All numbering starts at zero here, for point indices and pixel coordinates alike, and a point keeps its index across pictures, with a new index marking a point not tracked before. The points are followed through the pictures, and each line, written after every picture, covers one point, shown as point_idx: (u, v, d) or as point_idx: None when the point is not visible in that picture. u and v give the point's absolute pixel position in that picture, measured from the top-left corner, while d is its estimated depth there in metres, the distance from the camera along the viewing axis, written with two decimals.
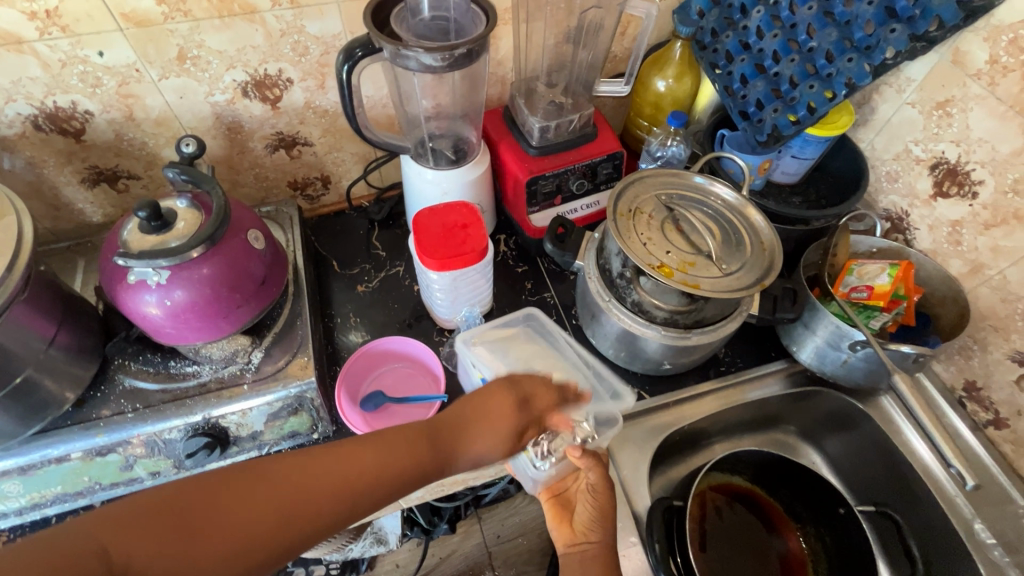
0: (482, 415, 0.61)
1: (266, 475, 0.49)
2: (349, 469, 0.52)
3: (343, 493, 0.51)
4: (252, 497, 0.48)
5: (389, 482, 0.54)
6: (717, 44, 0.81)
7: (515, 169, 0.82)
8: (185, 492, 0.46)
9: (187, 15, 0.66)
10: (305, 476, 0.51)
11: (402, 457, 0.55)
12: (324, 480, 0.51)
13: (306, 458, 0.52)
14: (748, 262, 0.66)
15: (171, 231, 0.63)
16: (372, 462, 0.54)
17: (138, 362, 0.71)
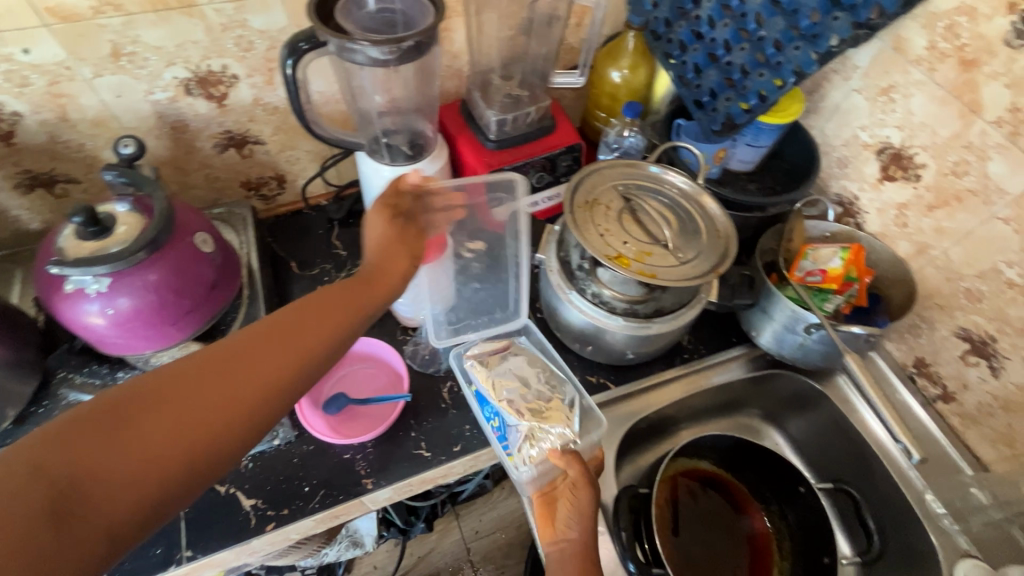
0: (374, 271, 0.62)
1: (214, 373, 0.47)
2: (296, 334, 0.53)
3: (293, 356, 0.51)
4: (204, 391, 0.46)
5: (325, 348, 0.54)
6: (671, 34, 0.81)
7: (474, 164, 0.81)
8: (138, 390, 0.44)
9: (119, 10, 0.63)
10: (249, 347, 0.50)
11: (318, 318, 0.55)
12: (266, 373, 0.49)
13: (251, 340, 0.50)
14: (704, 249, 0.67)
15: (110, 236, 0.60)
16: (311, 335, 0.53)
17: (83, 374, 0.68)
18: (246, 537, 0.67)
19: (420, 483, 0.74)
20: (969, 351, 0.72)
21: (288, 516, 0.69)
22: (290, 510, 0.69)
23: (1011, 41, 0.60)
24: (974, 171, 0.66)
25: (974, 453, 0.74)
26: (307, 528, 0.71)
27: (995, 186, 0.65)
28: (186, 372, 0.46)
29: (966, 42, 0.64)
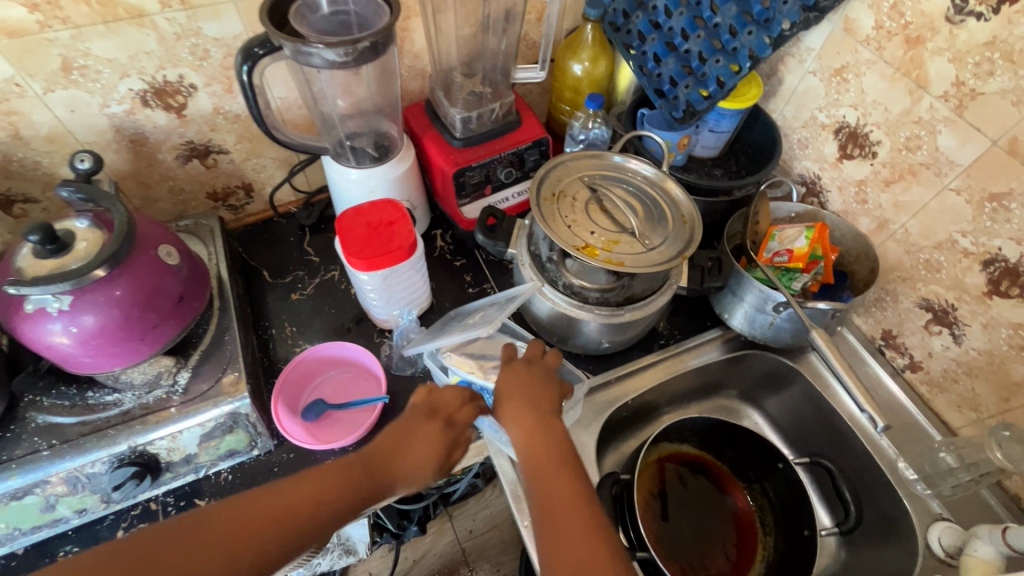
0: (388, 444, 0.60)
1: (212, 541, 0.49)
2: (294, 508, 0.53)
3: (288, 529, 0.52)
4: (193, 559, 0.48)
5: (319, 519, 0.53)
6: (629, 25, 0.82)
7: (441, 162, 0.81)
8: (141, 548, 0.48)
9: (67, 22, 0.62)
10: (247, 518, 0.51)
11: (324, 490, 0.55)
12: (257, 544, 0.50)
13: (247, 511, 0.52)
14: (671, 234, 0.68)
15: (70, 253, 0.60)
16: (313, 507, 0.53)
17: (51, 397, 0.67)
18: None
19: None
20: (932, 320, 0.74)
21: None
22: None
23: (952, 17, 0.62)
24: (926, 145, 0.68)
25: (943, 419, 0.76)
26: None
27: (945, 159, 0.67)
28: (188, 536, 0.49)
29: (910, 20, 0.66)
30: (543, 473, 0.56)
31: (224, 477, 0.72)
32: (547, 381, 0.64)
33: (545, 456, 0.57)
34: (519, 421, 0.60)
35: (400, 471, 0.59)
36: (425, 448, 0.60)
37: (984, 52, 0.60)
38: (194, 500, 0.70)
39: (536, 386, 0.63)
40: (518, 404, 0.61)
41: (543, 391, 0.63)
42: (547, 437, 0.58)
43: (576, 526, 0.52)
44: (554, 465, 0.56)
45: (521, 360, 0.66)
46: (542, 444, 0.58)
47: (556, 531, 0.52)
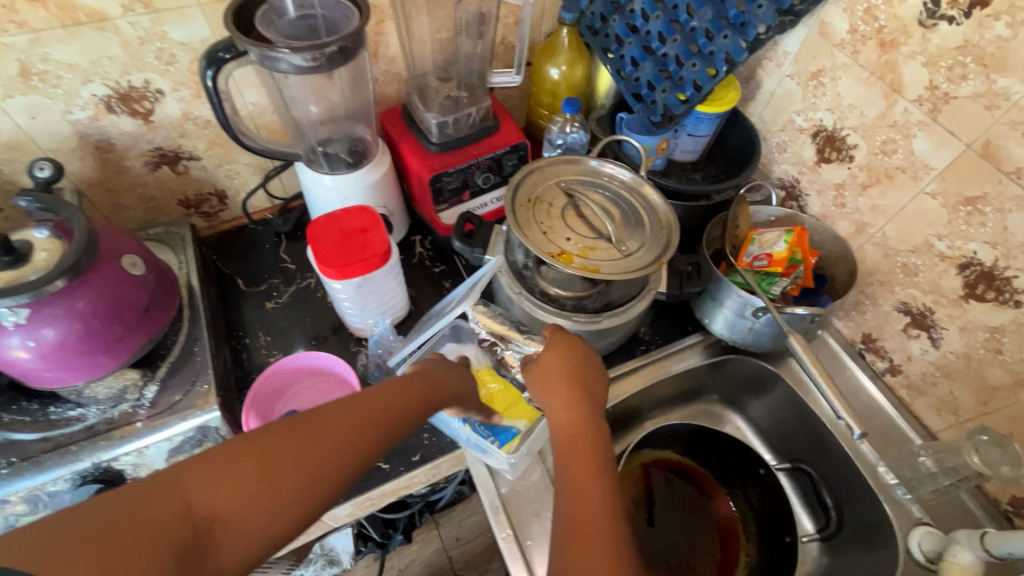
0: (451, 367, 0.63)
1: (322, 435, 0.48)
2: (392, 406, 0.53)
3: (389, 427, 0.52)
4: (312, 453, 0.47)
5: (411, 417, 0.54)
6: (607, 28, 0.82)
7: (418, 168, 0.80)
8: (259, 443, 0.46)
9: (24, 26, 0.60)
10: (356, 413, 0.50)
11: (412, 391, 0.56)
12: (371, 437, 0.50)
13: (352, 406, 0.51)
14: (649, 239, 0.68)
15: (27, 264, 0.58)
16: (408, 408, 0.54)
17: (11, 412, 0.65)
18: None
19: (379, 496, 0.73)
20: (910, 324, 0.74)
21: None
22: None
23: (924, 20, 0.62)
24: (901, 149, 0.68)
25: (922, 423, 0.76)
26: None
27: (921, 162, 0.67)
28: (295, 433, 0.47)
29: (884, 24, 0.66)
30: (573, 452, 0.54)
31: None
32: (592, 360, 0.63)
33: (581, 435, 0.55)
34: (561, 391, 0.59)
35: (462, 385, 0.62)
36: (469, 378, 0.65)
37: (957, 56, 0.60)
38: None
39: (578, 367, 0.61)
40: (559, 380, 0.60)
41: (587, 370, 0.61)
42: (584, 416, 0.57)
43: (596, 514, 0.49)
44: (587, 444, 0.54)
45: (565, 332, 0.65)
46: (579, 424, 0.56)
47: (574, 518, 0.49)
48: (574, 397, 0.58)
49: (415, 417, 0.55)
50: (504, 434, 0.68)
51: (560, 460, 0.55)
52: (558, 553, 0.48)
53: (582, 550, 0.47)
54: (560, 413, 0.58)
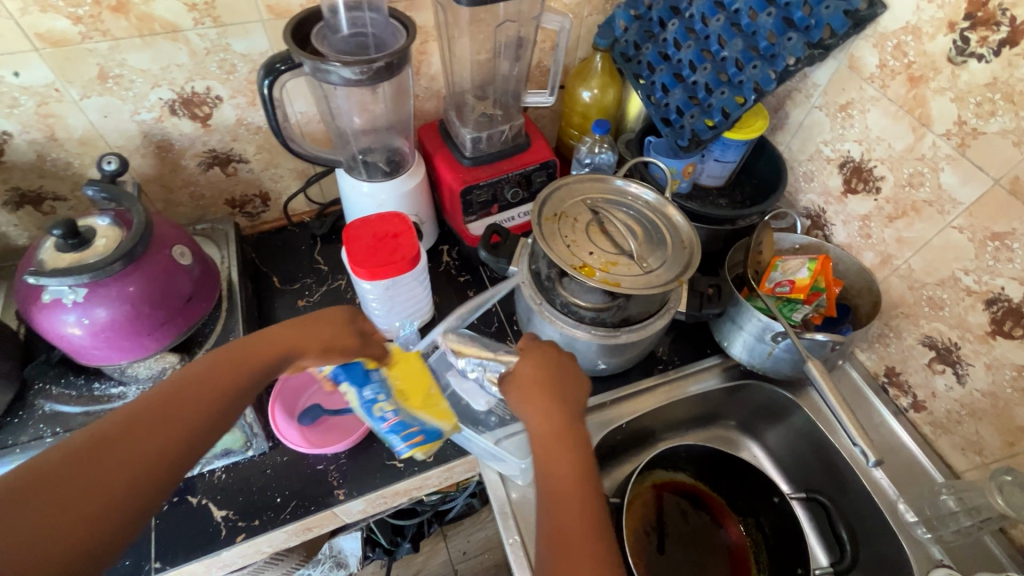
0: (276, 331, 0.61)
1: (110, 449, 0.47)
2: (192, 402, 0.53)
3: (190, 421, 0.52)
4: (123, 454, 0.48)
5: (230, 394, 0.55)
6: (639, 56, 0.86)
7: (450, 179, 0.83)
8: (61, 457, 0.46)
9: (106, 35, 0.66)
10: (147, 420, 0.50)
11: (214, 376, 0.55)
12: (183, 424, 0.51)
13: (162, 400, 0.52)
14: (669, 257, 0.69)
15: (89, 248, 0.63)
16: (213, 397, 0.54)
17: (59, 385, 0.69)
18: (215, 549, 0.67)
19: (391, 494, 0.74)
20: (935, 359, 0.73)
21: (257, 527, 0.69)
22: (261, 520, 0.70)
23: (953, 57, 0.63)
24: (929, 182, 0.68)
25: (946, 462, 0.74)
26: (274, 538, 0.70)
27: (948, 196, 0.67)
28: (77, 456, 0.46)
29: (913, 60, 0.67)
30: (551, 458, 0.56)
31: (217, 476, 0.73)
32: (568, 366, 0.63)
33: (559, 444, 0.56)
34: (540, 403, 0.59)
35: (290, 347, 0.60)
36: (321, 334, 0.62)
37: (985, 93, 0.61)
38: (186, 496, 0.71)
39: (561, 377, 0.62)
40: (534, 389, 0.61)
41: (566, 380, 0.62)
42: (561, 424, 0.58)
43: (578, 521, 0.50)
44: (565, 452, 0.56)
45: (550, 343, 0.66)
46: (555, 429, 0.57)
47: (560, 526, 0.51)
48: (552, 404, 0.59)
49: (226, 403, 0.55)
50: (421, 429, 0.68)
51: (541, 467, 0.56)
52: (543, 558, 0.50)
53: (566, 554, 0.49)
54: (537, 420, 0.59)
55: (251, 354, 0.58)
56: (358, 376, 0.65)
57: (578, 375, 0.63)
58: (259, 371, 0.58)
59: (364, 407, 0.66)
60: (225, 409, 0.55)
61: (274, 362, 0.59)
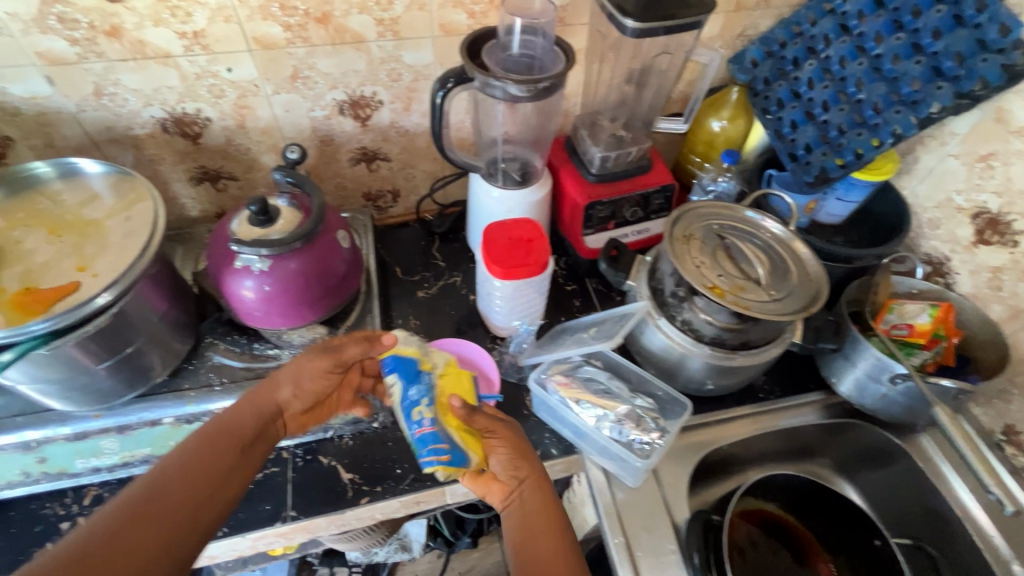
0: (254, 396, 0.65)
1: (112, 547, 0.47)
2: (190, 479, 0.55)
3: (187, 504, 0.53)
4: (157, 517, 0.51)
5: (241, 446, 0.60)
6: (769, 91, 0.88)
7: (575, 194, 0.88)
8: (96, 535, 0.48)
9: (306, 41, 0.76)
10: (142, 513, 0.51)
11: (205, 454, 0.58)
12: (208, 482, 0.56)
13: (180, 469, 0.55)
14: (797, 289, 0.71)
15: (273, 226, 0.71)
16: (210, 473, 0.57)
17: (226, 341, 0.78)
18: (342, 507, 0.74)
19: None
20: None
21: (380, 493, 0.75)
22: (382, 488, 0.76)
23: None
24: None
25: None
26: (392, 507, 0.76)
27: None
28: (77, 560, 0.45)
29: None
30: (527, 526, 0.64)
31: (345, 441, 0.80)
32: (484, 412, 0.69)
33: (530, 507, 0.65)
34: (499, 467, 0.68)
35: (269, 411, 0.65)
36: (305, 369, 0.67)
37: None
38: (317, 456, 0.78)
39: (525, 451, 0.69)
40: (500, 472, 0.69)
41: (499, 442, 0.68)
42: (528, 496, 0.66)
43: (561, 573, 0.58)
44: (542, 522, 0.64)
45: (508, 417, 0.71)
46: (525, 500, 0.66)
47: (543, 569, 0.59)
48: (514, 476, 0.68)
49: (223, 473, 0.58)
50: (449, 450, 0.65)
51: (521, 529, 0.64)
52: None
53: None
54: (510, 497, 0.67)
55: (238, 424, 0.62)
56: (408, 376, 0.69)
57: (501, 424, 0.69)
58: (246, 438, 0.61)
59: (409, 403, 0.67)
60: (223, 480, 0.57)
61: (261, 426, 0.64)
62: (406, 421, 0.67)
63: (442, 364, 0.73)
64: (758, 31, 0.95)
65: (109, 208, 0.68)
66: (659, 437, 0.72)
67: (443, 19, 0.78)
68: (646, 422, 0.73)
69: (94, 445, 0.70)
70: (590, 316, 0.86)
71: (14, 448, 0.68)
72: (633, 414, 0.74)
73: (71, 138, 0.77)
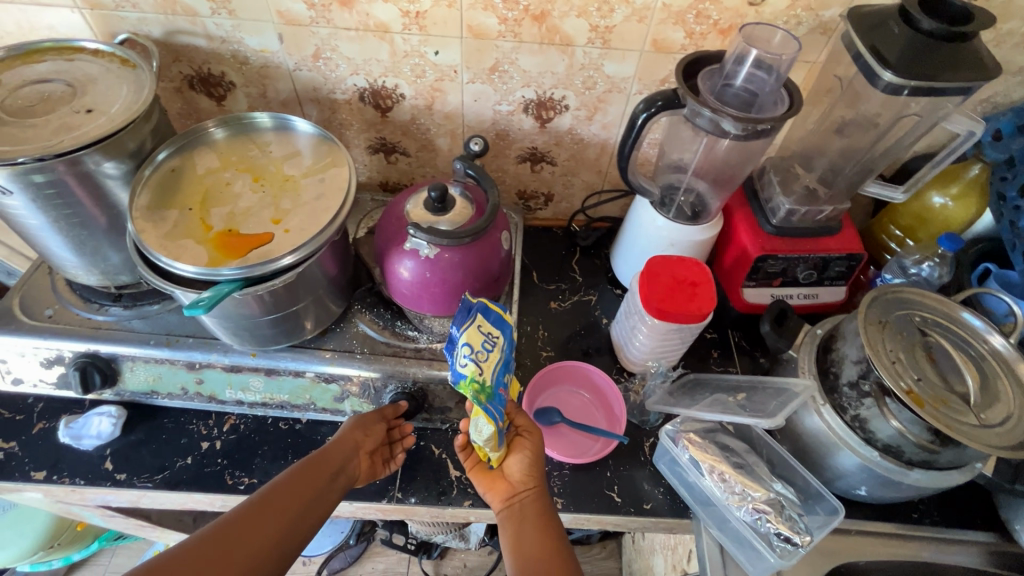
0: (338, 440, 0.68)
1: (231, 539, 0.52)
2: (294, 495, 0.60)
3: (286, 516, 0.57)
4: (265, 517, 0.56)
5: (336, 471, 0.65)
6: (1013, 173, 0.72)
7: (747, 242, 0.80)
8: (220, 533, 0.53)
9: (516, 37, 0.75)
10: (259, 512, 0.56)
11: (306, 478, 0.62)
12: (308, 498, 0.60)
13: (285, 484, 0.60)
14: (1012, 418, 0.61)
15: (445, 215, 0.71)
16: (301, 499, 0.60)
17: (371, 313, 0.80)
18: (446, 503, 0.74)
19: (599, 522, 0.75)
20: None
21: (483, 500, 0.75)
22: None
23: None
24: None
25: None
26: (489, 516, 0.75)
27: None
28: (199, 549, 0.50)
29: None
30: (516, 526, 0.65)
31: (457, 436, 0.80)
32: (523, 413, 0.72)
33: (523, 515, 0.66)
34: (514, 467, 0.68)
35: (348, 451, 0.68)
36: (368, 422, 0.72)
37: None
38: (429, 445, 0.79)
39: (535, 460, 0.68)
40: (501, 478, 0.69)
41: (527, 445, 0.69)
42: (524, 500, 0.67)
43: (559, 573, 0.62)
44: (535, 529, 0.65)
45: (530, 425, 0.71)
46: (520, 503, 0.67)
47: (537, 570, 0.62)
48: (522, 476, 0.68)
49: (319, 495, 0.62)
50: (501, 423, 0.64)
51: (513, 525, 0.66)
52: None
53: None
54: (513, 500, 0.67)
55: (329, 457, 0.66)
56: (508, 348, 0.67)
57: (536, 431, 0.70)
58: (332, 472, 0.65)
59: (502, 365, 0.66)
60: (315, 505, 0.61)
61: (342, 463, 0.67)
62: (496, 370, 0.64)
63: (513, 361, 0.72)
64: (1012, 99, 0.81)
65: (307, 167, 0.71)
66: (807, 541, 0.64)
67: (658, 35, 0.74)
68: (792, 518, 0.65)
69: (243, 381, 0.75)
70: (735, 376, 0.81)
71: (182, 364, 0.74)
72: (776, 503, 0.66)
73: (281, 92, 0.82)
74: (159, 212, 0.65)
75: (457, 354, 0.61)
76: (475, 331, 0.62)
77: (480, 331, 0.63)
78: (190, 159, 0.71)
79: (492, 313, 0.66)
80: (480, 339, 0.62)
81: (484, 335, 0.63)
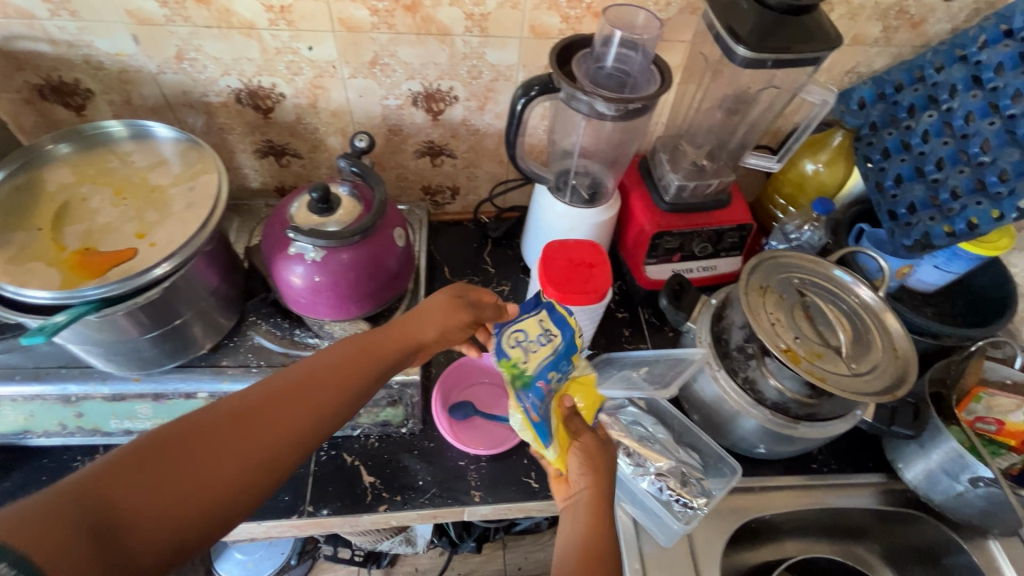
0: (403, 328, 0.60)
1: (251, 425, 0.45)
2: (342, 373, 0.53)
3: (329, 398, 0.51)
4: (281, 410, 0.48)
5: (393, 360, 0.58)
6: (875, 138, 0.78)
7: (644, 220, 0.82)
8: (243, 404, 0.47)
9: (391, 28, 0.73)
10: (290, 391, 0.49)
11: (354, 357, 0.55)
12: (354, 385, 0.53)
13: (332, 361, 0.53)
14: (880, 366, 0.65)
15: (332, 215, 0.68)
16: (342, 377, 0.53)
17: (268, 324, 0.77)
18: (361, 510, 0.73)
19: (521, 510, 0.76)
20: None
21: (399, 503, 0.73)
22: (403, 497, 0.74)
23: None
24: None
25: None
26: (410, 518, 0.74)
27: None
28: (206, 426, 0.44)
29: None
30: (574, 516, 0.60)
31: (370, 442, 0.78)
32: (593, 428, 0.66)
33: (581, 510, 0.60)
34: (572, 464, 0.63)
35: (411, 346, 0.60)
36: (445, 312, 0.63)
37: None
38: (342, 453, 0.77)
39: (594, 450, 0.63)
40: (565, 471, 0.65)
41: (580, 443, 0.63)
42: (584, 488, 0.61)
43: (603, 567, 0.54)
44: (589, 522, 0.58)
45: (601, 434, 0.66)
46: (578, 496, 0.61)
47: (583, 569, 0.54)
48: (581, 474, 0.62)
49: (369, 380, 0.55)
50: (540, 417, 0.59)
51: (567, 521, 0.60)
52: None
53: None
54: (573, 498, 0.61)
55: (387, 345, 0.58)
56: (569, 353, 0.66)
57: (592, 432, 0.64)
58: (389, 362, 0.57)
59: (557, 365, 0.64)
60: (365, 387, 0.54)
61: (402, 353, 0.59)
62: (542, 364, 0.62)
63: (585, 372, 0.68)
64: (872, 69, 0.86)
65: (175, 175, 0.67)
66: (704, 503, 0.68)
67: (535, 21, 0.74)
68: (692, 484, 0.69)
69: (129, 409, 0.70)
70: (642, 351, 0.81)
71: (56, 399, 0.68)
72: (676, 471, 0.69)
73: (148, 99, 0.77)
74: (3, 235, 0.60)
75: (512, 337, 0.62)
76: (534, 323, 0.65)
77: (539, 325, 0.65)
78: (39, 176, 0.65)
79: (558, 314, 0.67)
80: (536, 331, 0.64)
81: (541, 330, 0.64)
